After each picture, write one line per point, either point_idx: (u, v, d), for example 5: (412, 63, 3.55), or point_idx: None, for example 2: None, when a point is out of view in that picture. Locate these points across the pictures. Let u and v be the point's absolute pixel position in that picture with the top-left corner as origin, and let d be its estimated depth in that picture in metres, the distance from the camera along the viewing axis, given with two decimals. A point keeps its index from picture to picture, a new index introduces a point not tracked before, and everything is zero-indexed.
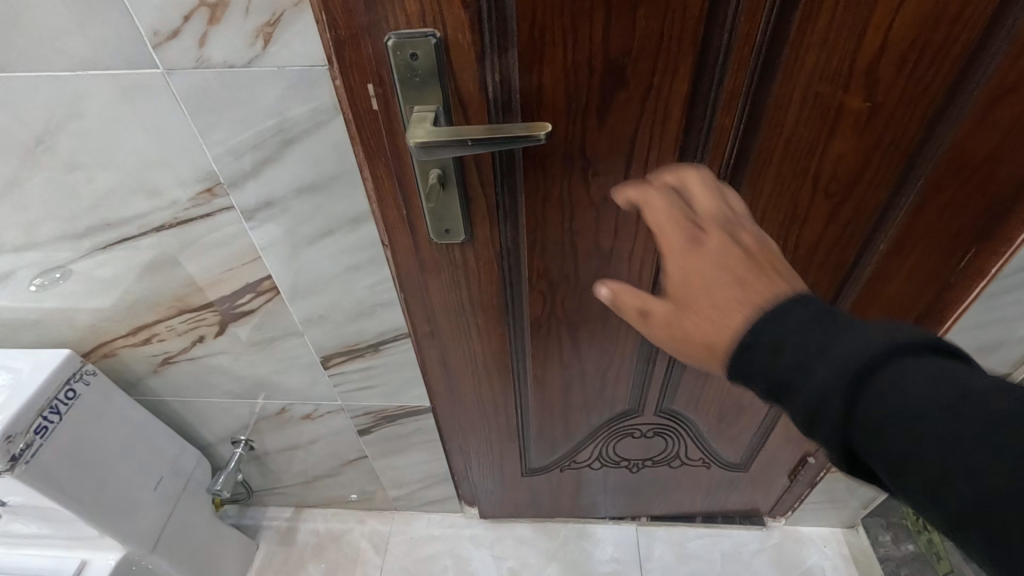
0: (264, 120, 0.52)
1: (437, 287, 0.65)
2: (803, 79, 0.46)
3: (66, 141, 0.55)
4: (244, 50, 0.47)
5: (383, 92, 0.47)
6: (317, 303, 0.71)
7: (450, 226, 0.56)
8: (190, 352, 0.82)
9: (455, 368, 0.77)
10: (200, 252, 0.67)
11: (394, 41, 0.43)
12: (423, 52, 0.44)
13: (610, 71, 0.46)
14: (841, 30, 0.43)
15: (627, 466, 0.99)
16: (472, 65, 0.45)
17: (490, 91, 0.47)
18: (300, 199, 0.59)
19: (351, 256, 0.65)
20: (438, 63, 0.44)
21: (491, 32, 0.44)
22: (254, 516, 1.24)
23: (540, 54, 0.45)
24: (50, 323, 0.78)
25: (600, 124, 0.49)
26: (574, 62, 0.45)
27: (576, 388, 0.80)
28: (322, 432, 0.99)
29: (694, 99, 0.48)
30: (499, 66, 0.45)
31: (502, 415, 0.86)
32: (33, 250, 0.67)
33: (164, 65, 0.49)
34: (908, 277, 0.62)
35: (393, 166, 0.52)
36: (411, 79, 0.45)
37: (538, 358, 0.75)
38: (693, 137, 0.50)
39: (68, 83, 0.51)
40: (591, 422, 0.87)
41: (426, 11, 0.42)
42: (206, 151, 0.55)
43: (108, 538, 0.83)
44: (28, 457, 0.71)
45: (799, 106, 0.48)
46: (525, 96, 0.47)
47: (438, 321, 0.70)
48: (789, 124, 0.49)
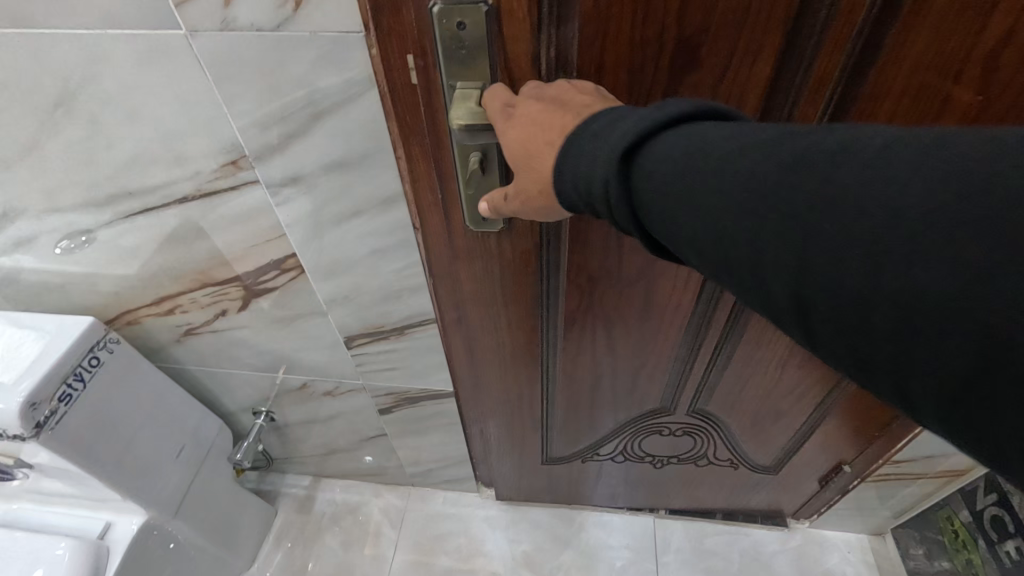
0: (293, 90, 0.48)
1: (469, 275, 0.61)
2: (907, 68, 0.40)
3: (85, 105, 0.52)
4: (272, 12, 0.43)
5: (425, 65, 0.42)
6: (342, 284, 0.68)
7: (488, 214, 0.52)
8: (212, 324, 0.81)
9: (481, 356, 0.75)
10: (223, 226, 0.64)
11: (440, 7, 0.39)
12: (472, 20, 0.39)
13: (683, 49, 0.41)
14: (963, 11, 0.37)
15: (651, 462, 0.96)
16: (526, 35, 0.40)
17: (544, 66, 0.42)
18: (328, 177, 0.55)
19: (380, 238, 0.62)
20: (487, 33, 0.40)
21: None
22: (273, 482, 1.26)
23: (604, 27, 0.40)
24: (75, 288, 0.77)
25: None
26: (642, 39, 0.40)
27: (605, 383, 0.77)
28: (342, 408, 0.98)
29: (775, 84, 0.43)
30: (556, 39, 0.41)
31: (527, 405, 0.83)
32: (55, 215, 0.65)
33: (186, 26, 0.44)
34: None
35: (431, 145, 0.48)
36: (457, 51, 0.41)
37: (570, 352, 0.72)
38: (769, 126, 0.45)
39: (86, 42, 0.47)
40: (618, 418, 0.84)
41: None
42: (231, 121, 0.51)
43: (131, 503, 0.84)
44: (52, 424, 0.70)
45: (897, 99, 0.42)
46: (582, 74, 0.43)
47: (467, 310, 0.66)
48: (881, 118, 0.43)
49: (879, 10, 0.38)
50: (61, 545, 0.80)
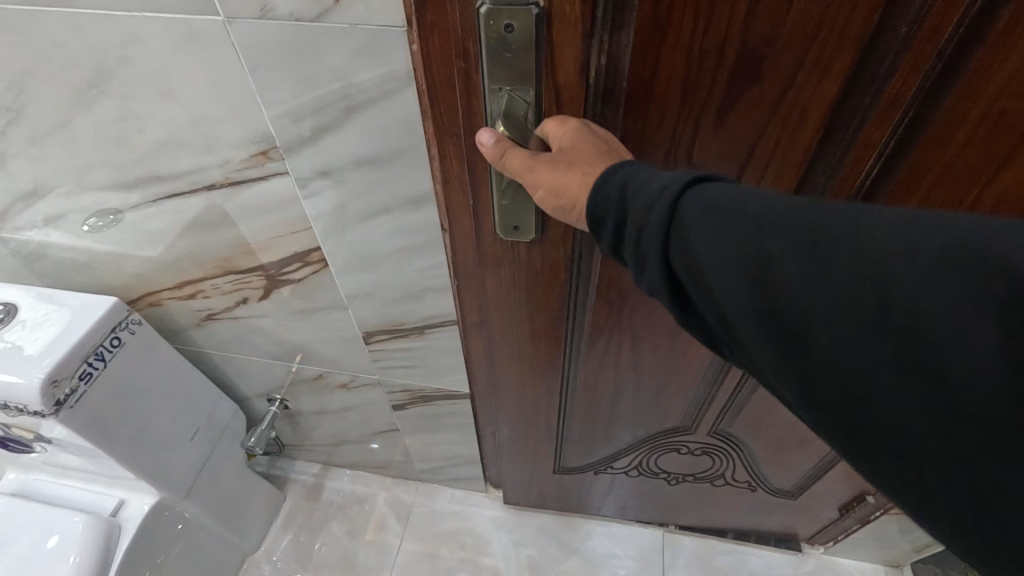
0: (329, 83, 0.46)
1: (495, 283, 0.59)
2: (991, 93, 0.37)
3: (118, 88, 0.52)
4: (313, 2, 0.41)
5: (466, 68, 0.41)
6: (365, 280, 0.67)
7: (520, 225, 0.51)
8: (232, 311, 0.80)
9: (500, 363, 0.73)
10: (249, 215, 0.63)
11: (488, 7, 0.37)
12: (521, 22, 0.37)
13: (743, 64, 0.39)
14: None
15: (666, 478, 0.94)
16: (577, 41, 0.39)
17: (592, 74, 0.41)
18: (358, 172, 0.54)
19: (406, 237, 0.60)
20: (535, 37, 0.38)
21: (606, 3, 0.37)
22: (283, 468, 1.27)
23: (661, 35, 0.38)
24: (100, 266, 0.77)
25: (717, 127, 0.43)
26: (703, 51, 0.38)
27: (625, 398, 0.75)
28: (355, 401, 0.98)
29: (840, 105, 0.40)
30: (608, 45, 0.40)
31: (543, 415, 0.82)
32: (84, 195, 0.65)
33: (225, 13, 0.43)
34: None
35: (464, 150, 0.47)
36: (502, 54, 0.39)
37: (592, 365, 0.70)
38: (830, 146, 0.43)
39: (123, 25, 0.46)
40: (635, 432, 0.82)
41: None
42: (263, 112, 0.50)
43: (144, 482, 0.85)
44: (72, 402, 0.70)
45: (976, 126, 0.39)
46: (632, 83, 0.41)
47: (490, 317, 0.65)
48: (954, 146, 0.41)
49: (966, 32, 0.35)
50: (75, 519, 0.81)
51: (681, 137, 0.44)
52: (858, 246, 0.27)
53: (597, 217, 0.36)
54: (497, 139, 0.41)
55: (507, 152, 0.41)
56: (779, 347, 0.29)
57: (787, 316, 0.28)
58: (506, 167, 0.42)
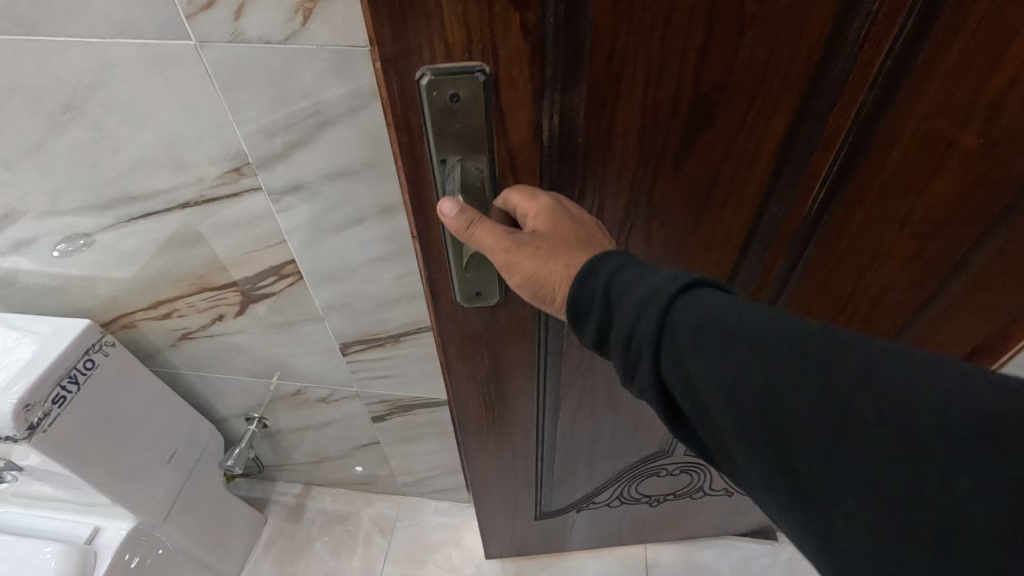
0: (299, 100, 0.49)
1: (471, 353, 0.61)
2: (919, 113, 0.44)
3: (92, 111, 0.53)
4: (282, 25, 0.44)
5: (412, 137, 0.41)
6: (340, 290, 0.69)
7: (483, 289, 0.52)
8: (208, 329, 0.81)
9: (480, 427, 0.74)
10: (223, 231, 0.65)
11: (430, 78, 0.38)
12: (465, 89, 0.39)
13: (698, 109, 0.42)
14: (971, 59, 0.41)
15: (647, 502, 0.98)
16: (527, 103, 0.40)
17: (546, 130, 0.43)
18: (330, 185, 0.56)
19: (379, 246, 0.63)
20: (483, 101, 0.40)
21: (556, 65, 0.39)
22: (263, 490, 1.25)
23: (616, 89, 0.41)
24: (72, 290, 0.78)
25: (677, 168, 0.46)
26: (658, 97, 0.41)
27: (604, 437, 0.79)
28: (334, 415, 0.98)
29: (791, 137, 0.45)
30: (560, 104, 0.41)
31: (524, 466, 0.84)
32: (57, 218, 0.66)
33: (197, 37, 0.46)
34: (974, 314, 0.60)
35: (419, 216, 0.47)
36: (449, 122, 0.40)
37: (570, 413, 0.73)
38: (787, 172, 0.48)
39: (97, 50, 0.48)
40: (615, 462, 0.86)
41: (473, 42, 0.37)
42: (236, 130, 0.52)
43: (121, 506, 0.84)
44: (45, 426, 0.70)
45: (908, 142, 0.46)
46: (588, 135, 0.43)
47: (468, 388, 0.66)
48: (893, 162, 0.47)
49: (899, 59, 0.41)
50: (47, 549, 0.80)
51: (642, 180, 0.47)
52: (870, 396, 0.27)
53: (579, 307, 0.39)
54: (462, 209, 0.41)
55: (474, 224, 0.41)
56: (780, 479, 0.30)
57: (796, 459, 0.29)
58: (473, 238, 0.42)
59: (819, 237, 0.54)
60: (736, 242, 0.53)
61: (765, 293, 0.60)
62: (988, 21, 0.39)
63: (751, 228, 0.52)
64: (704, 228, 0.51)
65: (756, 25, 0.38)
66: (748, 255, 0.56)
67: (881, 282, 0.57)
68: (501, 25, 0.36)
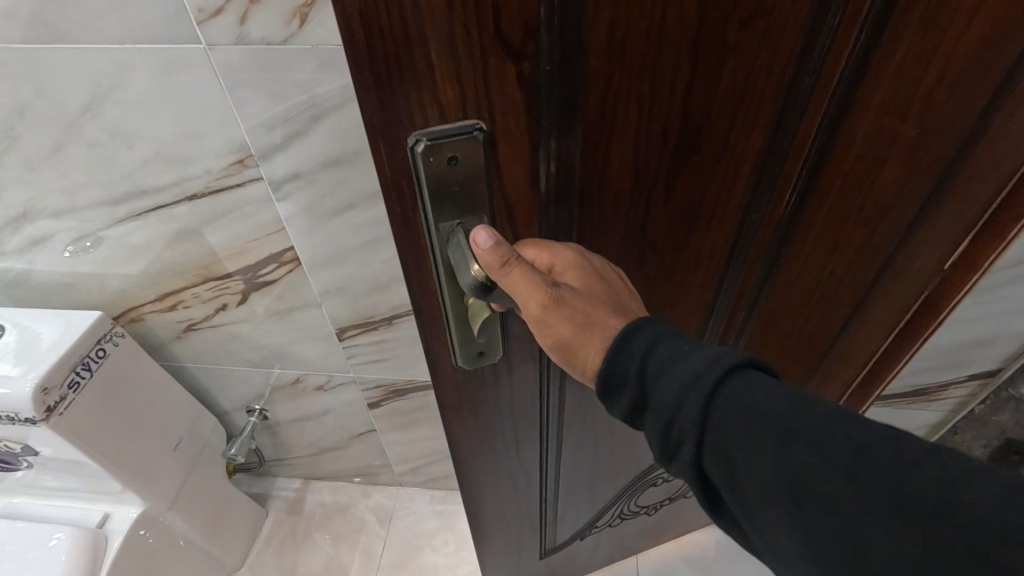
0: (295, 95, 0.55)
1: (472, 420, 0.62)
2: (869, 113, 0.46)
3: (110, 111, 0.59)
4: (280, 28, 0.50)
5: (406, 207, 0.40)
6: (335, 275, 0.75)
7: (485, 349, 0.51)
8: (212, 319, 0.86)
9: (487, 485, 0.75)
10: (227, 221, 0.71)
11: (425, 143, 0.36)
12: (464, 150, 0.37)
13: (684, 137, 0.42)
14: (907, 60, 0.44)
15: (646, 511, 1.04)
16: (524, 156, 0.40)
17: (543, 180, 0.42)
18: (325, 172, 0.62)
19: (371, 230, 0.69)
20: (482, 160, 0.38)
21: (552, 113, 0.38)
22: (264, 485, 1.29)
23: (609, 131, 0.40)
24: (82, 286, 0.83)
25: (666, 197, 0.46)
26: (649, 130, 0.41)
27: (602, 463, 0.83)
28: (332, 403, 1.03)
29: (768, 153, 0.46)
30: (556, 152, 0.41)
31: (529, 508, 0.86)
32: (71, 214, 0.72)
33: (206, 41, 0.52)
34: (913, 284, 0.65)
35: (416, 281, 0.45)
36: (448, 186, 0.39)
37: (570, 450, 0.76)
38: (766, 184, 0.49)
39: (116, 55, 0.55)
40: (615, 481, 0.90)
41: (467, 101, 0.36)
42: (240, 124, 0.59)
43: (130, 492, 0.88)
44: (61, 409, 0.75)
45: (861, 141, 0.48)
46: (584, 178, 0.43)
47: (474, 453, 0.68)
48: (848, 159, 0.49)
49: (855, 66, 0.44)
50: (53, 539, 0.84)
51: (635, 214, 0.47)
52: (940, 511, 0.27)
53: (610, 383, 0.40)
54: (499, 242, 0.40)
55: (510, 259, 0.40)
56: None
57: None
58: (508, 275, 0.40)
59: (791, 242, 0.55)
60: (718, 259, 0.54)
61: (744, 303, 0.61)
62: (920, 26, 0.42)
63: (732, 244, 0.53)
64: (693, 249, 0.51)
65: (737, 50, 0.38)
66: (731, 269, 0.56)
67: (843, 277, 0.61)
68: (495, 78, 0.35)
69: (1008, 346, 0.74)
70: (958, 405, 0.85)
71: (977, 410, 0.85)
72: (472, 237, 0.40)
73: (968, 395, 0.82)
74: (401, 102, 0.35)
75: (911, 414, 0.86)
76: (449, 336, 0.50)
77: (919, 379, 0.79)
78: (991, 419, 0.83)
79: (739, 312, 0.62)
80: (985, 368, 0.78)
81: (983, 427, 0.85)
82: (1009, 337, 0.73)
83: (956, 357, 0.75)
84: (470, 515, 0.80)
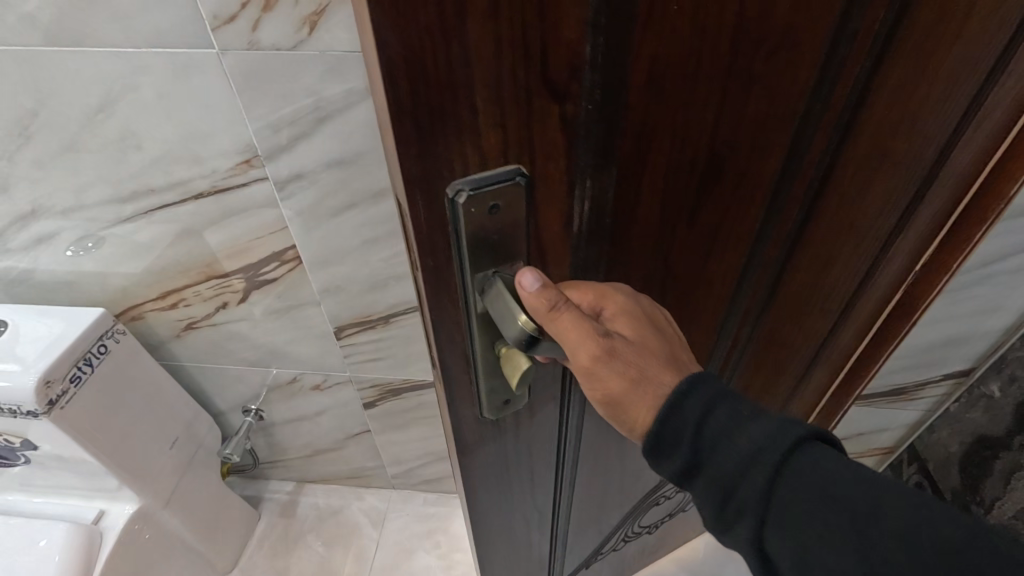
0: (302, 98, 0.58)
1: (486, 467, 0.58)
2: (867, 132, 0.43)
3: (123, 112, 0.62)
4: (290, 35, 0.53)
5: (440, 261, 0.36)
6: (335, 274, 0.77)
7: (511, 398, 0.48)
8: (212, 318, 0.88)
9: (499, 528, 0.72)
10: (232, 220, 0.73)
11: (468, 190, 0.33)
12: (506, 196, 0.34)
13: (705, 167, 0.38)
14: (904, 77, 0.41)
15: (648, 530, 1.03)
16: (561, 196, 0.36)
17: (578, 220, 0.39)
18: (328, 173, 0.65)
19: (370, 229, 0.72)
20: (524, 205, 0.35)
21: (590, 153, 0.35)
22: (258, 488, 1.30)
23: (643, 166, 0.37)
24: (85, 284, 0.84)
25: (688, 226, 0.42)
26: (671, 171, 0.38)
27: (610, 493, 0.81)
28: (327, 403, 1.05)
29: (783, 178, 0.43)
30: (591, 192, 0.37)
31: (538, 542, 0.84)
32: (79, 212, 0.74)
33: (219, 46, 0.55)
34: (891, 285, 0.65)
35: (443, 333, 0.42)
36: (485, 236, 0.35)
37: (581, 484, 0.74)
38: (778, 207, 0.46)
39: (131, 59, 0.58)
40: (620, 509, 0.88)
41: (507, 144, 0.32)
42: (248, 125, 0.62)
43: (126, 490, 0.89)
44: (63, 403, 0.77)
45: (860, 160, 0.45)
46: (616, 216, 0.39)
47: (487, 500, 0.64)
48: (847, 179, 0.47)
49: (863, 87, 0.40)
50: (43, 540, 0.84)
51: (658, 246, 0.43)
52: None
53: (662, 447, 0.40)
54: (545, 284, 0.37)
55: (557, 303, 0.37)
56: None
57: None
58: (556, 321, 0.37)
59: (795, 262, 0.53)
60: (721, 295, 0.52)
61: (748, 324, 0.59)
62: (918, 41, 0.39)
63: (742, 269, 0.50)
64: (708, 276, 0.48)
65: (763, 75, 0.35)
66: (739, 294, 0.53)
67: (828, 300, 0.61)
68: (538, 119, 0.32)
69: (979, 345, 0.77)
70: (933, 405, 0.89)
71: (953, 409, 0.88)
72: (518, 279, 0.37)
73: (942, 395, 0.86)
74: (440, 146, 0.31)
75: (889, 414, 0.89)
76: (475, 382, 0.46)
77: (896, 379, 0.81)
78: (965, 417, 0.86)
79: (742, 333, 0.60)
80: (959, 368, 0.81)
81: (958, 424, 0.88)
82: (980, 337, 0.76)
83: (932, 357, 0.78)
84: (478, 565, 0.79)
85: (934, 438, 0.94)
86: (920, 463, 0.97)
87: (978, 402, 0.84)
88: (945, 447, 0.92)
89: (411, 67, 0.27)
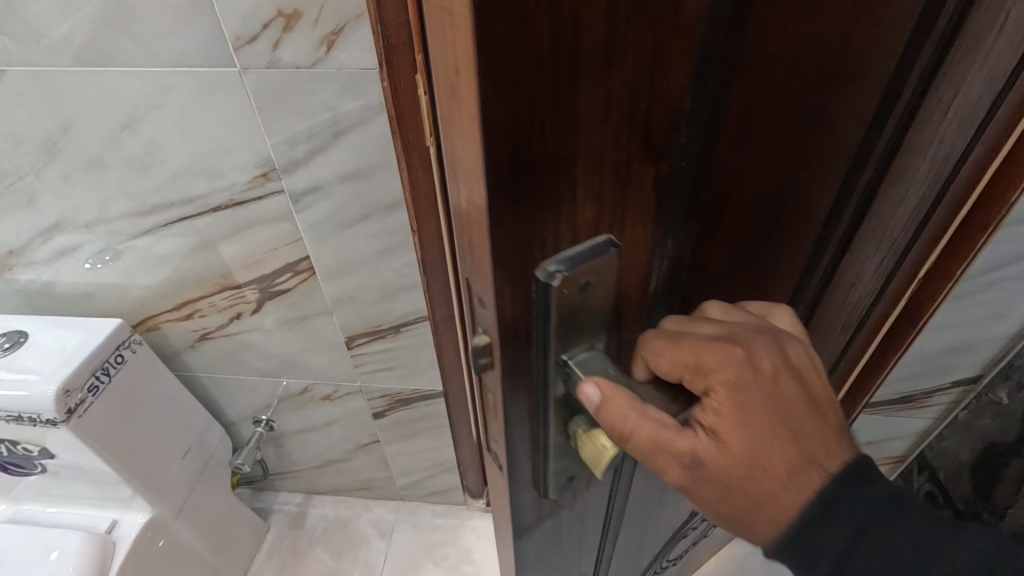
0: (320, 114, 0.61)
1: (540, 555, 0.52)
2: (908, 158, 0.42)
3: (146, 128, 0.64)
4: (310, 53, 0.56)
5: (525, 342, 0.33)
6: (348, 284, 0.79)
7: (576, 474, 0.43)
8: (226, 328, 0.90)
9: None
10: (248, 232, 0.75)
11: (563, 269, 0.30)
12: (598, 266, 0.31)
13: (768, 209, 0.36)
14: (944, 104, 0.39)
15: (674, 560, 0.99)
16: (641, 258, 0.33)
17: (654, 280, 0.36)
18: (343, 185, 0.67)
19: (383, 240, 0.73)
20: (612, 274, 0.32)
21: (672, 211, 0.32)
22: (267, 500, 1.31)
23: (717, 218, 0.34)
24: (104, 295, 0.86)
25: (745, 271, 0.40)
26: (742, 220, 0.35)
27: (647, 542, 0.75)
28: (338, 413, 1.06)
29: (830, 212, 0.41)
30: (667, 251, 0.34)
31: None
32: (101, 226, 0.76)
33: (241, 65, 0.58)
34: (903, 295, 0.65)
35: (511, 417, 0.37)
36: (574, 313, 0.32)
37: (623, 546, 0.68)
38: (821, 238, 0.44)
39: (157, 78, 0.60)
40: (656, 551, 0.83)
41: (599, 213, 0.29)
42: (267, 141, 0.64)
43: (140, 499, 0.90)
44: (81, 412, 0.78)
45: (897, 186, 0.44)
46: (688, 271, 0.37)
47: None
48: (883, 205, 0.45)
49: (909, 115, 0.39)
50: (54, 552, 0.84)
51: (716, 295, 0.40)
52: None
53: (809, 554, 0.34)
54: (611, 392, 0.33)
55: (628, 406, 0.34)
56: None
57: None
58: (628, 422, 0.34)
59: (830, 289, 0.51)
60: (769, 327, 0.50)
61: None
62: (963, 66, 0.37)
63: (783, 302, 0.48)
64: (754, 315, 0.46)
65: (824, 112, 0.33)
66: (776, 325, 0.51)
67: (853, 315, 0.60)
68: (632, 183, 0.29)
69: (986, 352, 0.77)
70: (941, 413, 0.89)
71: (962, 416, 0.88)
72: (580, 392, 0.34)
73: (950, 403, 0.86)
74: (539, 222, 0.28)
75: (898, 421, 0.89)
76: (542, 465, 0.42)
77: (903, 387, 0.82)
78: (974, 424, 0.86)
79: None
80: (966, 375, 0.81)
81: (968, 431, 0.88)
82: (987, 344, 0.76)
83: (939, 364, 0.78)
84: None
85: (944, 446, 0.93)
86: (931, 472, 0.96)
87: (985, 409, 0.84)
88: (956, 455, 0.91)
89: (518, 141, 0.24)
